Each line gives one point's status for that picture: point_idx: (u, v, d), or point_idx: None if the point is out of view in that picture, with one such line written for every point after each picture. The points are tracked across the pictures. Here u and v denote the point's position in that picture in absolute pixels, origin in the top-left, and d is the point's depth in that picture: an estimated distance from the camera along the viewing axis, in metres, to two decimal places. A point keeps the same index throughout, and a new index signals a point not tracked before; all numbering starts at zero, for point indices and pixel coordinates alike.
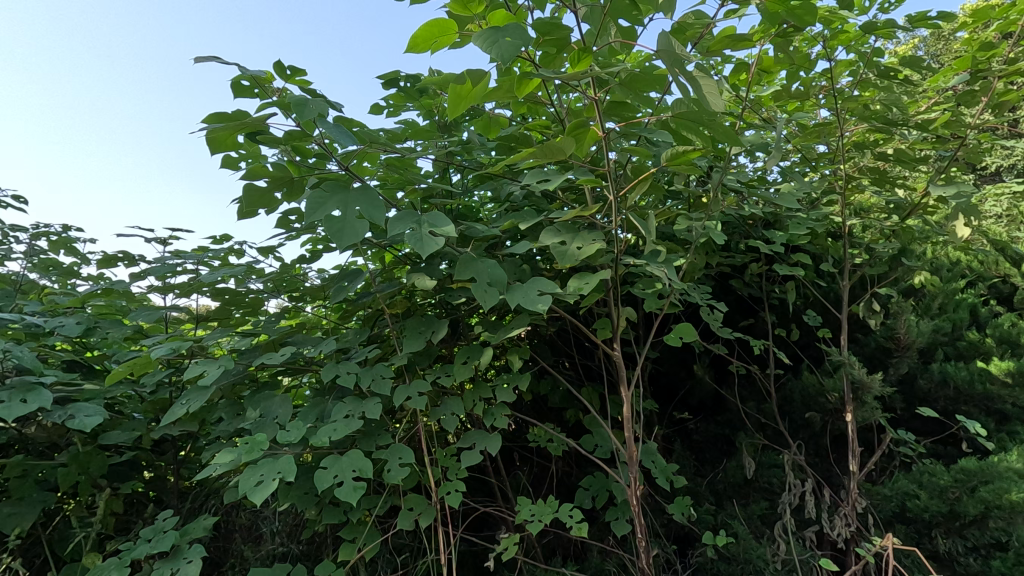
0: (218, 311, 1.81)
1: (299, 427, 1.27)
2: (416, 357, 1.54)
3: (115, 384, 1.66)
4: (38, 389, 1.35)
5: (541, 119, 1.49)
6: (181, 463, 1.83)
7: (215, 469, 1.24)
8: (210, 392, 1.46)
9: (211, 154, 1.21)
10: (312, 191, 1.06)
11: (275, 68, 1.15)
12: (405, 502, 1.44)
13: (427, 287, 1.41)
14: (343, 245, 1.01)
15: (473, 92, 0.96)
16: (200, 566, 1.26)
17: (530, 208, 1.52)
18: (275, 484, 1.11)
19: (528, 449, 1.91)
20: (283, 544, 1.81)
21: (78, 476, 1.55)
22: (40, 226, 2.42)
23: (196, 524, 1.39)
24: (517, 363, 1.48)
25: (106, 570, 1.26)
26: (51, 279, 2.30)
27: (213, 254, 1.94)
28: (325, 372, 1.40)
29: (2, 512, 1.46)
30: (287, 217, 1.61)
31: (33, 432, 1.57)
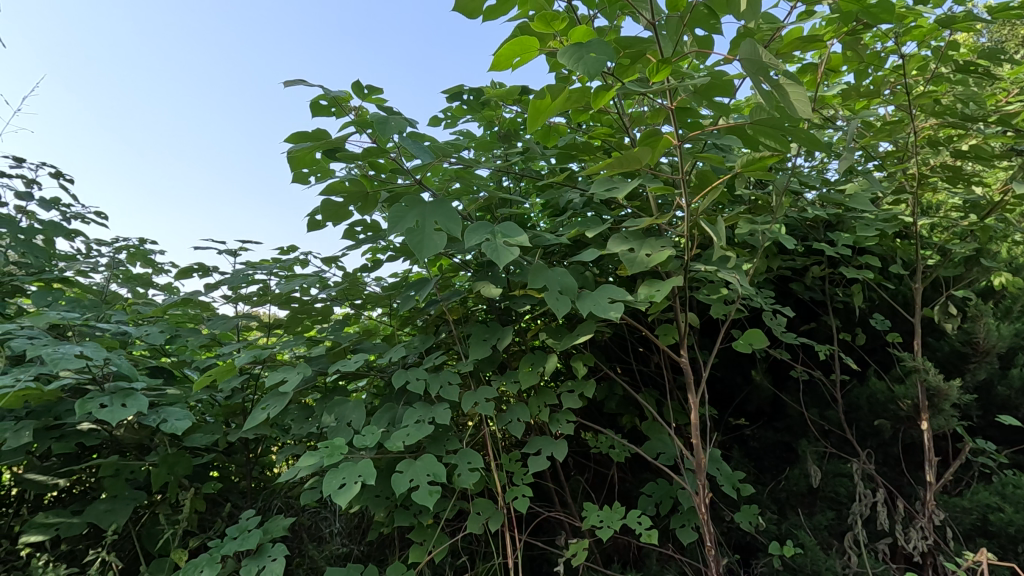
0: (288, 319, 1.89)
1: (374, 432, 1.32)
2: (480, 364, 1.58)
3: (196, 390, 1.76)
4: (135, 394, 1.45)
5: (602, 127, 1.50)
6: (253, 465, 1.93)
7: (299, 471, 1.30)
8: (288, 398, 1.52)
9: (293, 172, 1.28)
10: (392, 206, 1.11)
11: (353, 87, 1.20)
12: (473, 506, 1.46)
13: (493, 295, 1.44)
14: (423, 256, 1.05)
15: (552, 105, 0.98)
16: (284, 565, 1.33)
17: (591, 215, 1.53)
18: (358, 487, 1.15)
19: (585, 455, 1.91)
20: (345, 545, 1.87)
21: (167, 476, 1.65)
22: (119, 239, 2.59)
23: (276, 523, 1.46)
24: (581, 370, 1.50)
25: (198, 565, 1.34)
26: (130, 290, 2.45)
27: (282, 264, 2.03)
28: (396, 378, 1.45)
29: (100, 508, 1.57)
30: (354, 229, 1.68)
31: (124, 434, 1.68)
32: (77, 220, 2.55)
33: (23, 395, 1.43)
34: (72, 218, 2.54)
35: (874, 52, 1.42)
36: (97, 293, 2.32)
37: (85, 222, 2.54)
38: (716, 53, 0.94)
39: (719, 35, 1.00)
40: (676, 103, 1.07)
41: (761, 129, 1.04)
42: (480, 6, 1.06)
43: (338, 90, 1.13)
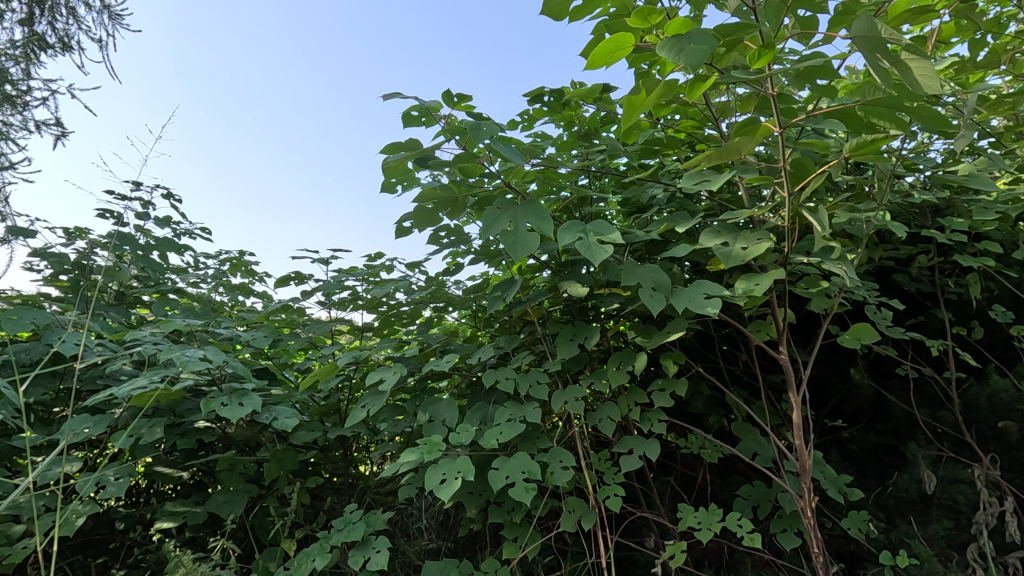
0: (380, 322, 1.99)
1: (469, 430, 1.36)
2: (567, 364, 1.58)
3: (298, 391, 1.88)
4: (250, 394, 1.58)
5: (685, 120, 1.47)
6: (350, 462, 2.03)
7: (400, 466, 1.36)
8: (385, 397, 1.59)
9: (387, 182, 1.34)
10: (486, 209, 1.14)
11: (443, 97, 1.24)
12: (566, 504, 1.47)
13: (580, 294, 1.44)
14: (518, 257, 1.07)
15: (647, 100, 0.98)
16: (388, 557, 1.39)
17: (676, 210, 1.50)
18: (458, 483, 1.19)
19: (672, 456, 1.87)
20: (434, 541, 1.92)
21: (277, 470, 1.77)
22: (222, 252, 2.81)
23: (377, 516, 1.53)
24: (672, 368, 1.47)
25: (310, 553, 1.42)
26: (232, 298, 2.64)
27: (370, 270, 2.14)
28: (487, 378, 1.48)
29: (219, 499, 1.71)
30: (439, 233, 1.73)
31: (236, 431, 1.83)
32: (186, 236, 2.79)
33: (153, 395, 1.58)
34: (182, 234, 2.79)
35: (990, 20, 1.31)
36: (205, 302, 2.53)
37: (192, 237, 2.77)
38: (823, 33, 0.90)
39: (824, 14, 0.96)
40: (775, 89, 1.03)
41: (873, 110, 0.99)
42: (567, 6, 1.07)
43: (432, 100, 1.17)
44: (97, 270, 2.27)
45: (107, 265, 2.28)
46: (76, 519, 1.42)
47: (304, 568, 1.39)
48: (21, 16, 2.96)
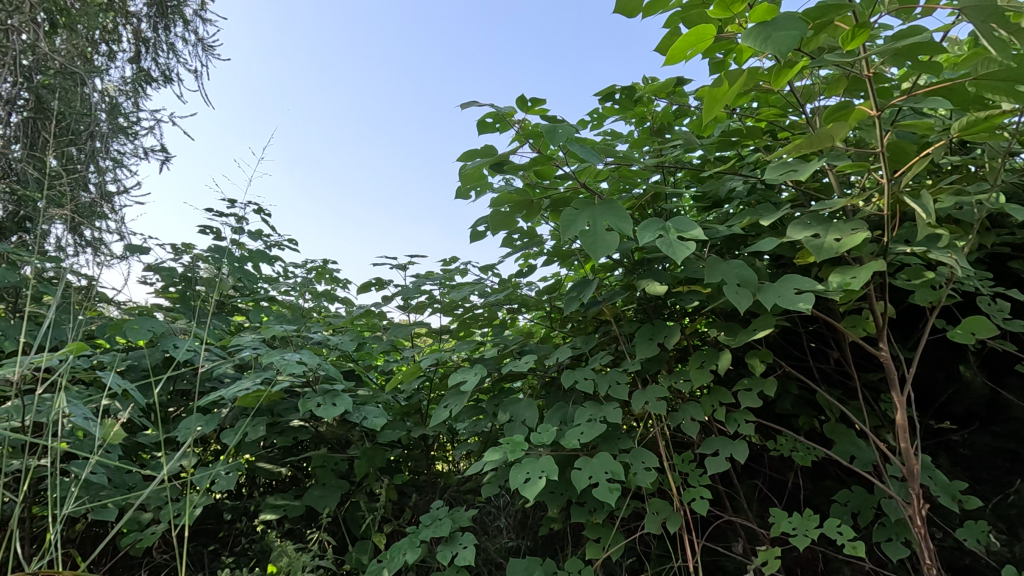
0: (460, 325, 2.04)
1: (550, 430, 1.37)
2: (647, 363, 1.56)
3: (383, 392, 1.97)
4: (341, 394, 1.68)
5: (766, 108, 1.41)
6: (432, 460, 2.11)
7: (485, 465, 1.39)
8: (466, 397, 1.64)
9: (464, 188, 1.38)
10: (563, 211, 1.15)
11: (518, 102, 1.26)
12: (650, 506, 1.45)
13: (659, 292, 1.42)
14: (598, 257, 1.07)
15: (730, 92, 0.95)
16: (475, 553, 1.43)
17: (758, 203, 1.45)
18: (543, 482, 1.21)
19: (758, 458, 1.79)
20: (513, 539, 1.95)
21: (367, 466, 1.87)
22: (308, 262, 2.98)
23: (462, 513, 1.57)
24: (759, 367, 1.41)
25: (401, 547, 1.49)
26: (318, 304, 2.80)
27: (446, 274, 2.21)
28: (565, 378, 1.50)
29: (315, 493, 1.82)
30: (513, 235, 1.77)
31: (327, 430, 1.94)
32: (276, 248, 2.99)
33: (255, 396, 1.71)
34: (272, 246, 2.99)
35: None
36: (294, 309, 2.70)
37: (282, 249, 2.97)
38: (927, 6, 0.84)
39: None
40: (871, 70, 0.97)
41: (986, 84, 0.91)
42: (640, 3, 1.06)
43: (507, 106, 1.19)
44: (202, 281, 2.48)
45: (210, 277, 2.48)
46: (195, 509, 1.56)
47: (396, 561, 1.45)
48: (129, 54, 3.27)
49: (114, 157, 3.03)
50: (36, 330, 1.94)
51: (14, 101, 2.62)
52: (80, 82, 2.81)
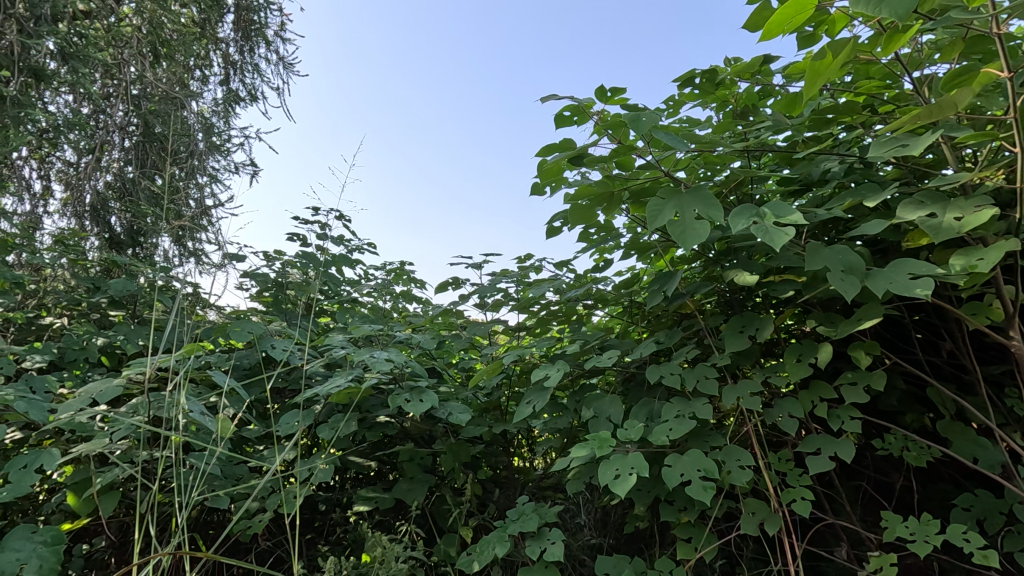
0: (539, 322, 2.05)
1: (637, 427, 1.34)
2: (737, 358, 1.50)
3: (464, 389, 2.01)
4: (427, 391, 1.72)
5: (866, 81, 1.32)
6: (512, 456, 2.13)
7: (572, 461, 1.38)
8: (548, 394, 1.64)
9: (543, 184, 1.39)
10: (649, 201, 1.12)
11: (597, 93, 1.24)
12: (745, 506, 1.39)
13: (750, 283, 1.36)
14: (688, 247, 1.03)
15: (833, 64, 0.89)
16: (563, 549, 1.43)
17: (858, 184, 1.35)
18: (634, 479, 1.18)
19: (862, 458, 1.67)
20: (596, 536, 1.93)
21: (452, 461, 1.92)
22: (387, 264, 3.10)
23: (548, 509, 1.57)
24: (864, 359, 1.32)
25: (490, 541, 1.51)
26: (396, 305, 2.90)
27: (521, 272, 2.22)
28: (651, 373, 1.46)
29: (404, 487, 1.89)
30: (589, 230, 1.76)
31: (412, 425, 2.00)
32: (356, 252, 3.13)
33: (347, 392, 1.79)
34: (354, 250, 3.13)
35: None
36: (375, 310, 2.81)
37: (362, 253, 3.10)
38: None
39: None
40: (1000, 28, 0.87)
41: None
42: None
43: (587, 98, 1.18)
44: (292, 285, 2.63)
45: (299, 281, 2.63)
46: (296, 500, 1.66)
47: (487, 554, 1.47)
48: (220, 78, 3.51)
49: (210, 173, 3.28)
50: (153, 334, 2.13)
51: (127, 128, 2.92)
52: (180, 106, 3.06)
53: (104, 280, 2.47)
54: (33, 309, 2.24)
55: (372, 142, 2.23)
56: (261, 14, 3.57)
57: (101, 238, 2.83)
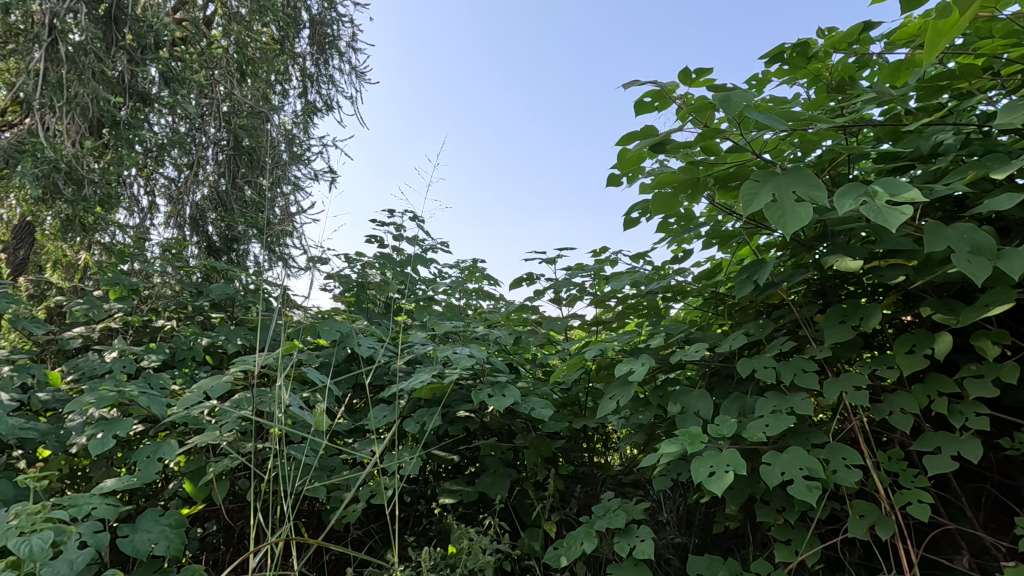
0: (617, 316, 2.02)
1: (730, 422, 1.29)
2: (838, 350, 1.41)
3: (543, 385, 2.01)
4: (509, 386, 1.74)
5: (987, 41, 1.19)
6: (590, 452, 2.10)
7: (661, 457, 1.35)
8: (632, 389, 1.60)
9: (623, 173, 1.36)
10: (742, 184, 1.07)
11: (681, 75, 1.20)
12: (853, 508, 1.30)
13: (852, 269, 1.27)
14: (789, 232, 0.98)
15: (959, 23, 0.81)
16: (653, 548, 1.39)
17: (977, 155, 1.23)
18: (731, 477, 1.13)
19: (986, 459, 1.51)
20: (680, 535, 1.88)
21: (534, 456, 1.92)
22: (460, 262, 3.14)
23: (635, 506, 1.54)
24: (990, 349, 1.20)
25: (577, 536, 1.50)
26: (470, 302, 2.95)
27: (596, 265, 2.19)
28: (742, 366, 1.40)
29: (487, 480, 1.91)
30: (669, 220, 1.70)
31: (492, 420, 2.03)
32: (430, 251, 3.20)
33: (431, 388, 1.84)
34: (428, 250, 3.21)
35: None
36: (451, 307, 2.87)
37: (436, 252, 3.17)
38: None
39: None
40: None
41: None
42: None
43: (671, 81, 1.14)
44: (373, 285, 2.73)
45: (378, 281, 2.73)
46: (386, 491, 1.72)
47: (575, 549, 1.46)
48: (298, 90, 3.71)
49: (294, 182, 3.46)
50: (250, 334, 2.28)
51: (220, 143, 3.13)
52: (265, 119, 3.27)
53: (205, 284, 2.66)
54: (146, 313, 2.44)
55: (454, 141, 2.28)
56: (334, 27, 3.80)
57: (200, 246, 3.04)
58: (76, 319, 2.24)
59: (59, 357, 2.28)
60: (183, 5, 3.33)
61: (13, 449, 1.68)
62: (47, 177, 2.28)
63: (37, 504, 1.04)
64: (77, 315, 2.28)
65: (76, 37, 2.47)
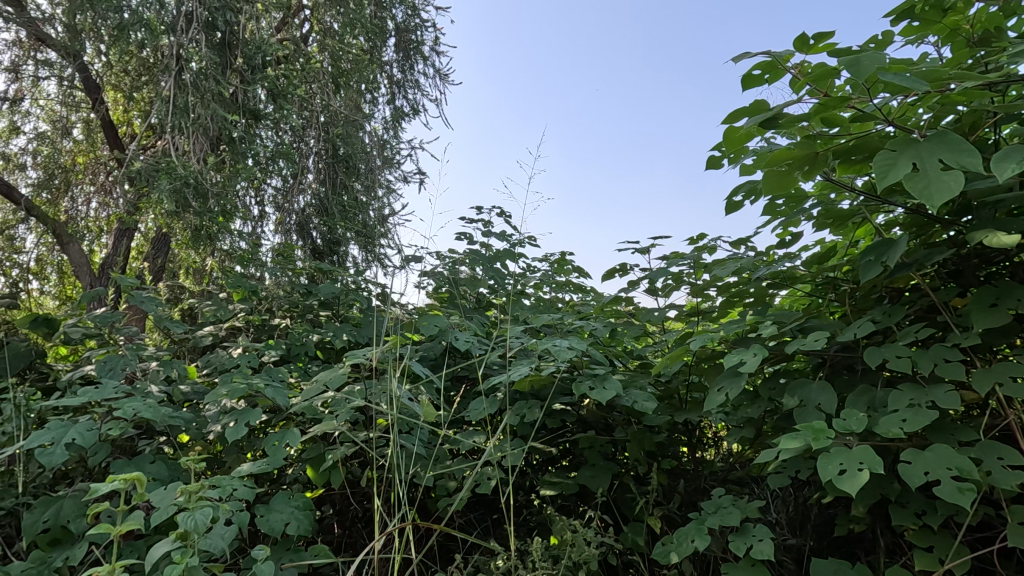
0: (720, 306, 1.92)
1: (860, 416, 1.19)
2: (987, 336, 1.26)
3: (642, 377, 1.97)
4: (609, 379, 1.72)
5: None
6: (693, 447, 2.02)
7: (780, 453, 1.26)
8: (744, 381, 1.52)
9: (731, 151, 1.30)
10: (877, 154, 1.00)
11: (798, 42, 1.13)
12: (1012, 515, 1.15)
13: (1006, 245, 1.13)
14: (936, 203, 0.89)
15: None
16: (773, 548, 1.32)
17: None
18: (866, 475, 1.04)
19: None
20: (795, 536, 1.76)
21: (635, 449, 1.89)
22: (549, 256, 3.14)
23: (749, 503, 1.46)
24: None
25: (689, 532, 1.45)
26: (559, 295, 2.94)
27: (693, 254, 2.11)
28: (871, 356, 1.28)
29: (587, 473, 1.90)
30: (775, 201, 1.60)
31: (588, 413, 2.01)
32: (519, 246, 3.22)
33: (529, 380, 1.86)
34: (517, 244, 3.23)
35: None
36: (542, 301, 2.88)
37: (525, 246, 3.19)
38: None
39: None
40: None
41: None
42: None
43: (788, 49, 1.08)
44: (465, 281, 2.79)
45: (470, 277, 2.79)
46: (489, 482, 1.75)
47: (686, 546, 1.42)
48: (387, 97, 3.87)
49: (386, 185, 3.62)
50: (354, 330, 2.41)
51: (322, 152, 3.34)
52: (358, 127, 3.46)
53: (312, 284, 2.84)
54: (264, 312, 2.64)
55: (550, 134, 2.28)
56: (418, 33, 3.91)
57: (306, 249, 3.26)
58: (206, 319, 2.49)
59: (193, 354, 2.53)
60: (283, 27, 3.58)
61: (163, 436, 1.89)
62: (179, 192, 2.55)
63: (194, 483, 1.17)
64: (208, 315, 2.52)
65: (197, 65, 2.73)
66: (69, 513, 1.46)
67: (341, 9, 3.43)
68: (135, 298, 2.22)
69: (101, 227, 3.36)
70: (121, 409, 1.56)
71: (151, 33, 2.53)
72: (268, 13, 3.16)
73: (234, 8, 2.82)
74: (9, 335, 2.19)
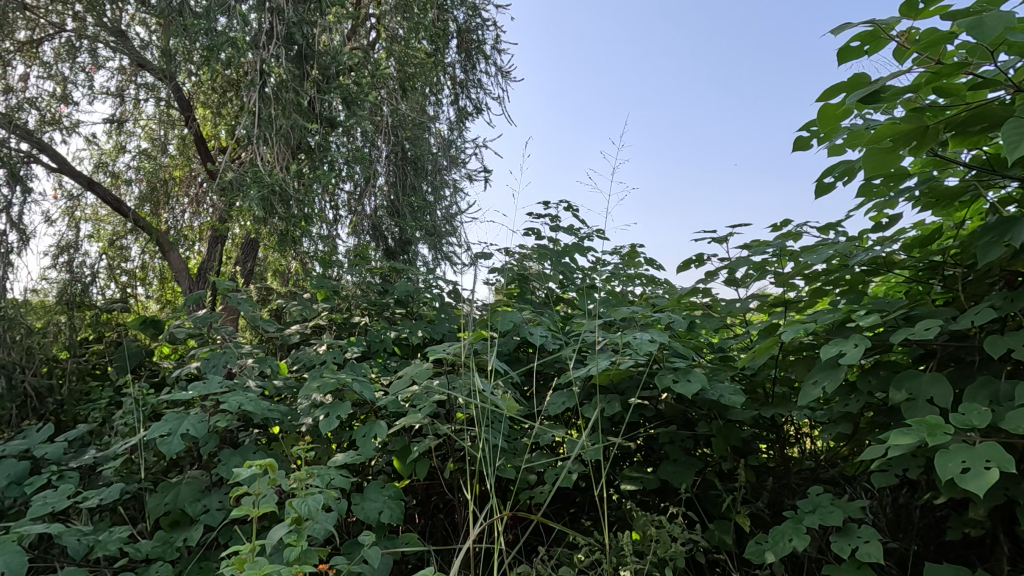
0: (809, 296, 1.82)
1: (983, 411, 1.09)
2: None
3: (725, 370, 1.90)
4: (692, 373, 1.67)
5: None
6: (781, 443, 1.93)
7: (891, 449, 1.18)
8: (843, 373, 1.43)
9: (825, 130, 1.24)
10: (1003, 127, 0.93)
11: (904, 8, 1.06)
12: None
13: None
14: None
15: None
16: (881, 549, 1.24)
17: None
18: (996, 474, 0.96)
19: None
20: (900, 540, 1.65)
21: (720, 445, 1.83)
22: (620, 248, 3.09)
23: (851, 502, 1.38)
24: None
25: (785, 531, 1.39)
26: (631, 288, 2.89)
27: (776, 241, 2.01)
28: (993, 346, 1.18)
29: (669, 469, 1.85)
30: (871, 181, 1.50)
31: (668, 409, 1.96)
32: (588, 240, 3.19)
33: (607, 374, 1.84)
34: (586, 238, 3.20)
35: None
36: (613, 294, 2.83)
37: (594, 239, 3.15)
38: None
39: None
40: None
41: None
42: None
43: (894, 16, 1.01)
44: (535, 276, 2.79)
45: (540, 272, 2.79)
46: (570, 475, 1.76)
47: (783, 545, 1.36)
48: (451, 98, 3.93)
49: (453, 185, 3.71)
50: (429, 327, 2.48)
51: (393, 155, 3.45)
52: (425, 129, 3.60)
53: (388, 283, 2.93)
54: (344, 311, 2.76)
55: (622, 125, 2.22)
56: (480, 32, 3.94)
57: (380, 250, 3.37)
58: (293, 318, 2.64)
59: (281, 351, 2.68)
60: (352, 36, 3.69)
61: (259, 428, 2.01)
62: (267, 199, 2.70)
63: (302, 472, 1.25)
64: (294, 315, 2.66)
65: (277, 78, 2.87)
66: (186, 497, 1.60)
67: (406, 14, 3.53)
68: (231, 300, 2.37)
69: (194, 235, 3.72)
70: (228, 403, 1.68)
71: (237, 51, 2.68)
72: (338, 24, 3.28)
73: (310, 22, 2.94)
74: (122, 335, 2.40)
